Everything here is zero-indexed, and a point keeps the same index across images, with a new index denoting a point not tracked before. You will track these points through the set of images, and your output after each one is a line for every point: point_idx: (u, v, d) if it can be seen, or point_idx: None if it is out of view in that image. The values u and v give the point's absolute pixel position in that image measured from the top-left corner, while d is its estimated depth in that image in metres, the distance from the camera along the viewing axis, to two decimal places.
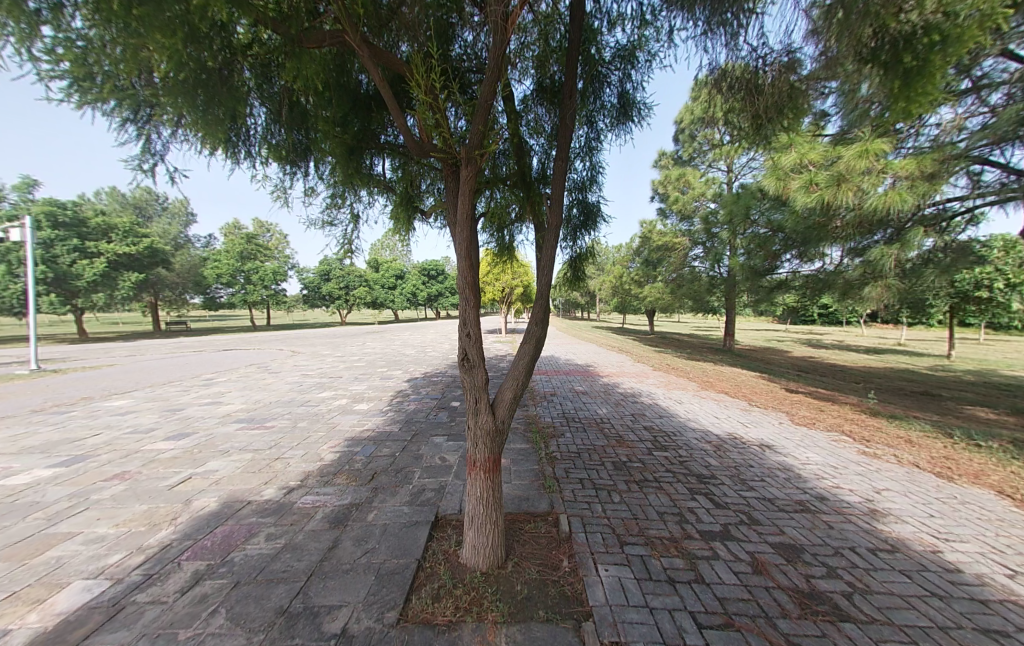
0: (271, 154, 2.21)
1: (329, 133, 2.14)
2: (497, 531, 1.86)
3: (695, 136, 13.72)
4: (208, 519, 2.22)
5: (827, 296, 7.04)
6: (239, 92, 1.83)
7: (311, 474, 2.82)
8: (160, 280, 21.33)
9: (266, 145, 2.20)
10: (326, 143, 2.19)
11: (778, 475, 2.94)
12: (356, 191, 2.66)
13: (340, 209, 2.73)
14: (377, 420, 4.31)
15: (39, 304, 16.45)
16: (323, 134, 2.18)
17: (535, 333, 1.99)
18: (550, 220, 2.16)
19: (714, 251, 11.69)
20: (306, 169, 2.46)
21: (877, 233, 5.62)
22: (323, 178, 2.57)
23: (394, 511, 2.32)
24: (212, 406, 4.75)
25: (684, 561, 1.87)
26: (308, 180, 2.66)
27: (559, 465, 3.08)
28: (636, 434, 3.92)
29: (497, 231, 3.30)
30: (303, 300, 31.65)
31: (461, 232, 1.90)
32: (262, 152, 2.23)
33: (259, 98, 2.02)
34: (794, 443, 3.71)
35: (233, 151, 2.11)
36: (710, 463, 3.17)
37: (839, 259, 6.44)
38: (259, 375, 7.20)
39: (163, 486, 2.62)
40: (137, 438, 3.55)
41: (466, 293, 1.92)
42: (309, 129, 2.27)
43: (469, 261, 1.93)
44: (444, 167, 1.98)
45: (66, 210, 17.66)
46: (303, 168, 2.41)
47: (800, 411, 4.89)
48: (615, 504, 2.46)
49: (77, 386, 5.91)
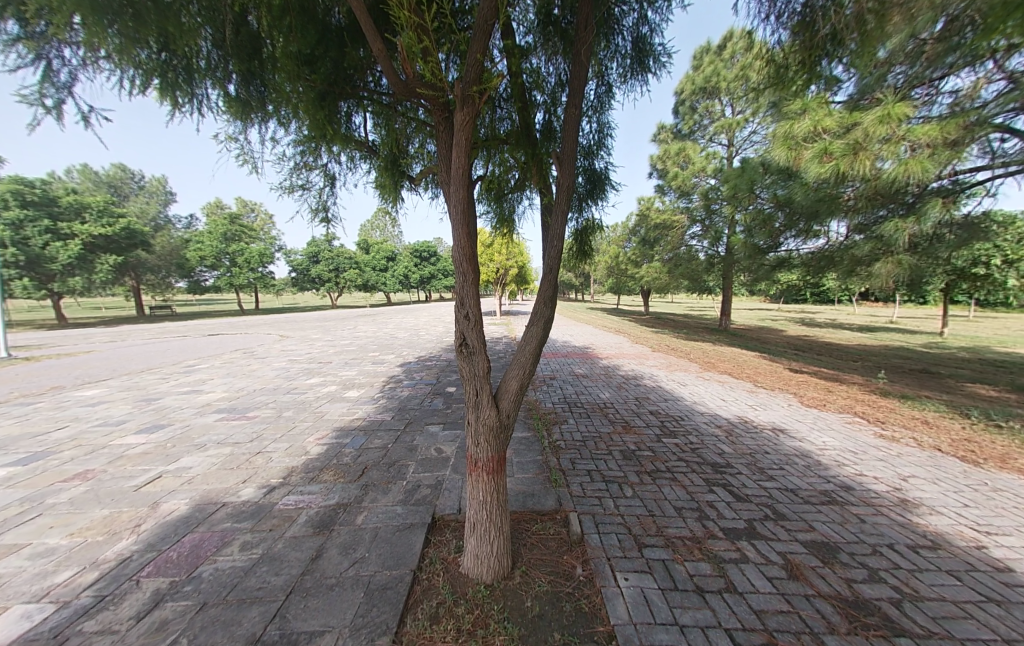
0: (231, 107, 1.84)
1: (292, 75, 1.72)
2: (502, 538, 1.64)
3: (695, 108, 13.06)
4: (176, 525, 1.96)
5: (831, 273, 6.84)
6: (183, 24, 1.45)
7: (295, 471, 2.57)
8: (140, 262, 20.45)
9: (222, 95, 1.82)
10: (293, 93, 1.80)
11: (797, 463, 2.78)
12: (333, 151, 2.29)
13: (313, 172, 2.37)
14: (368, 408, 4.06)
15: (13, 288, 15.64)
16: (285, 78, 1.77)
17: (543, 315, 1.71)
18: (561, 180, 1.82)
19: (713, 229, 11.26)
20: (272, 124, 2.07)
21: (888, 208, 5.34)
22: (291, 132, 2.19)
23: (385, 512, 2.09)
24: (192, 395, 4.45)
25: (712, 567, 1.68)
26: (272, 137, 2.28)
27: (564, 455, 2.88)
28: (642, 419, 3.73)
29: (495, 200, 2.93)
30: (292, 284, 30.87)
31: (456, 189, 1.54)
32: (220, 101, 1.85)
33: (208, 30, 1.61)
34: (807, 426, 3.56)
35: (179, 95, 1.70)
36: (723, 450, 2.99)
37: (845, 235, 6.22)
38: (244, 361, 6.87)
39: (128, 486, 2.34)
40: (106, 431, 3.25)
41: (463, 266, 1.59)
42: (263, 68, 1.85)
43: (464, 225, 1.59)
44: (434, 113, 1.60)
45: (34, 188, 16.54)
46: (268, 123, 2.03)
47: (807, 391, 4.76)
48: (629, 499, 2.25)
49: (47, 374, 5.55)
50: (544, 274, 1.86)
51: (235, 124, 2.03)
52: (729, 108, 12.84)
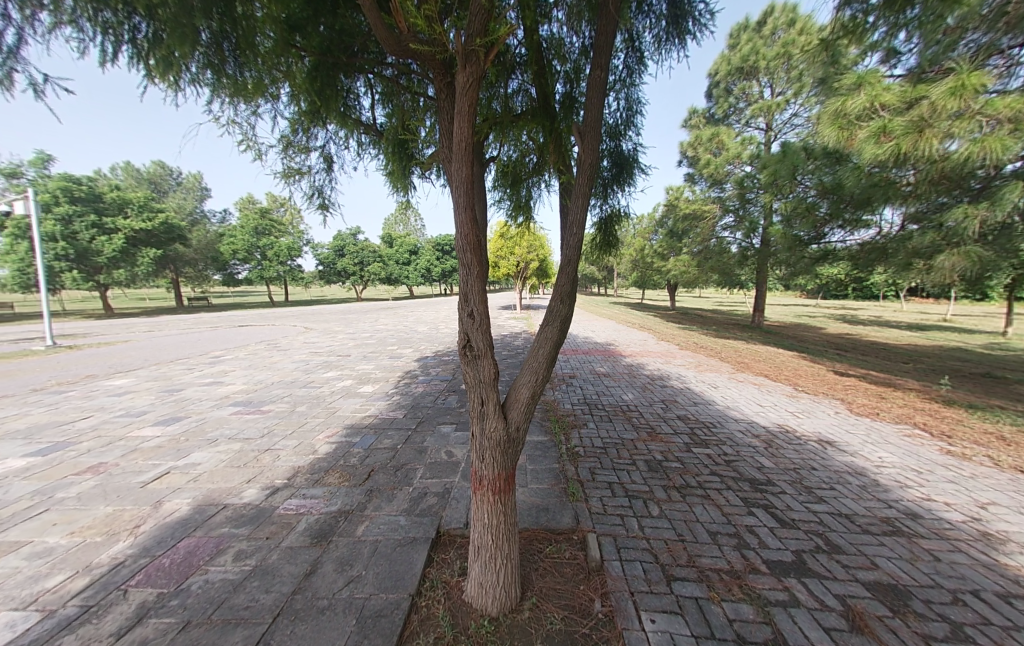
0: (231, 91, 1.70)
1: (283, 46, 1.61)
2: (510, 565, 1.44)
3: (730, 90, 12.19)
4: (174, 528, 1.90)
5: (882, 268, 6.14)
6: None
7: (300, 471, 2.49)
8: (177, 256, 21.55)
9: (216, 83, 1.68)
10: (293, 72, 1.75)
11: (851, 483, 2.43)
12: (332, 127, 2.22)
13: (310, 156, 2.33)
14: (380, 405, 3.97)
15: (64, 279, 16.77)
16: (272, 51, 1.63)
17: (559, 313, 1.50)
18: (583, 155, 1.56)
19: (748, 219, 10.51)
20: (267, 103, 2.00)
21: (961, 195, 4.63)
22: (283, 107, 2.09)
23: (387, 523, 1.94)
24: (212, 387, 4.51)
25: (755, 609, 1.42)
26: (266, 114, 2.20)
27: (582, 464, 2.65)
28: (669, 425, 3.44)
29: (511, 187, 2.70)
30: (318, 277, 31.76)
31: (457, 163, 1.31)
32: (217, 85, 1.70)
33: (208, 22, 1.46)
34: (860, 438, 3.16)
35: (174, 80, 1.59)
36: (763, 464, 2.68)
37: (900, 224, 5.58)
38: (266, 353, 7.00)
39: (136, 482, 2.33)
40: (126, 422, 3.32)
41: (467, 256, 1.38)
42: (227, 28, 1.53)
43: (468, 206, 1.35)
44: (434, 78, 1.39)
45: (82, 185, 17.58)
46: (263, 103, 1.94)
47: (857, 398, 4.29)
48: (654, 518, 2.00)
49: (85, 363, 5.84)
50: (560, 266, 1.62)
51: (232, 107, 1.95)
52: (768, 90, 11.93)
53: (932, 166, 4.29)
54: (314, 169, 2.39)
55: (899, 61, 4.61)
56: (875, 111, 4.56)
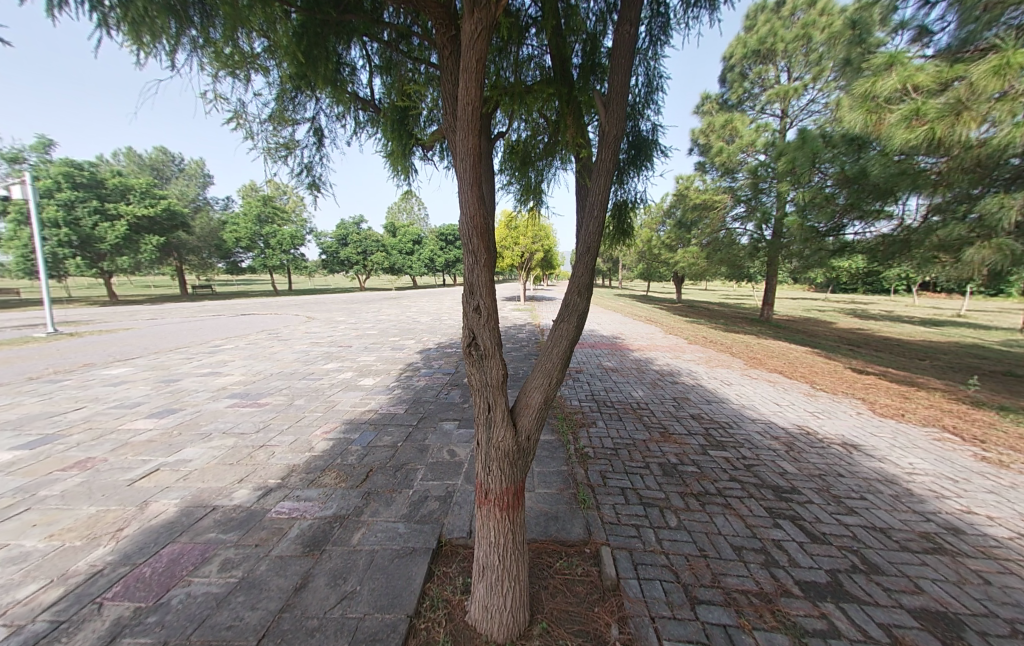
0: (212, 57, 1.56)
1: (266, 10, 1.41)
2: (517, 587, 1.28)
3: (746, 74, 11.64)
4: (159, 534, 1.78)
5: (903, 263, 5.85)
6: None
7: (295, 470, 2.36)
8: (180, 244, 21.49)
9: (197, 50, 1.59)
10: (273, 33, 1.54)
11: (882, 492, 2.26)
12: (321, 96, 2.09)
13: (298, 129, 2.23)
14: (381, 399, 3.83)
15: (67, 266, 16.74)
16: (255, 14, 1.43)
17: (575, 307, 1.33)
18: (606, 125, 1.35)
19: (761, 210, 10.14)
20: (251, 73, 1.87)
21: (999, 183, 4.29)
22: (273, 78, 1.93)
23: (385, 531, 1.80)
24: (209, 378, 4.40)
25: (792, 640, 1.25)
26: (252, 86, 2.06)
27: (593, 467, 2.50)
28: (683, 425, 3.27)
29: (520, 169, 2.49)
30: (321, 266, 31.59)
31: (462, 132, 1.11)
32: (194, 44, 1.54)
33: None
34: (887, 442, 2.97)
35: (149, 43, 1.45)
36: (785, 470, 2.51)
37: (922, 217, 5.31)
38: (266, 343, 6.90)
39: (123, 480, 2.22)
40: (119, 414, 3.22)
41: (473, 242, 1.19)
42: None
43: (475, 182, 1.16)
44: (437, 32, 1.19)
45: (83, 171, 17.42)
46: (249, 72, 1.81)
47: (879, 397, 4.09)
48: (672, 530, 1.85)
49: (84, 351, 5.78)
50: (577, 254, 1.43)
51: (216, 75, 1.84)
52: (786, 73, 11.37)
53: (966, 153, 3.86)
54: (303, 143, 2.30)
55: (932, 39, 4.27)
56: (906, 93, 4.22)
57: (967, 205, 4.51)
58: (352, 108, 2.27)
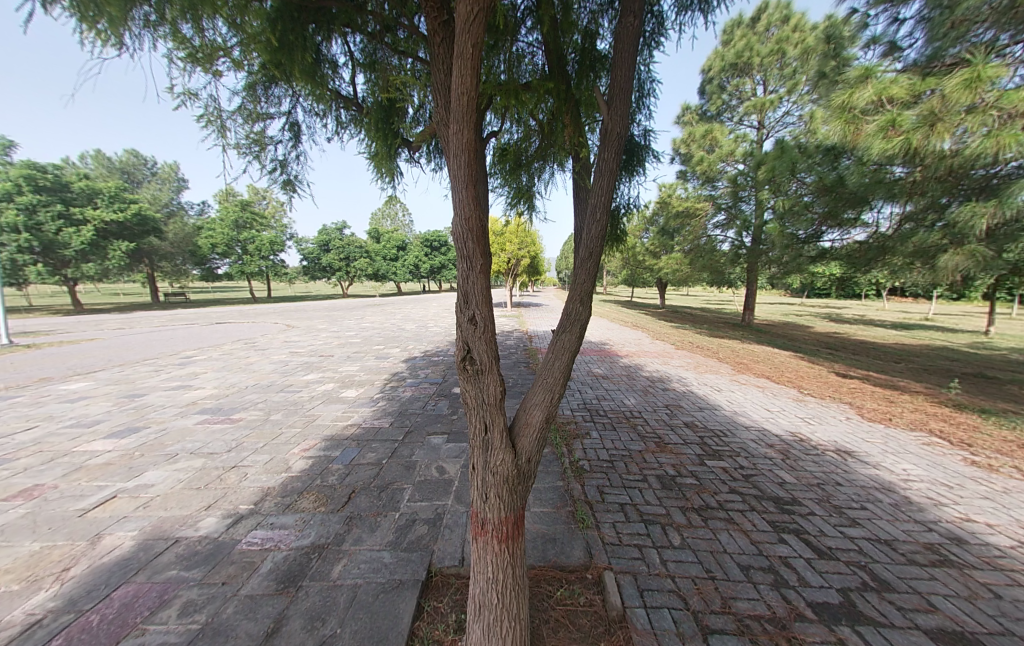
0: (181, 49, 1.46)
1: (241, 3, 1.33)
2: (517, 628, 1.15)
3: (724, 87, 11.99)
4: (111, 573, 1.56)
5: (877, 269, 6.06)
6: None
7: (270, 494, 2.17)
8: (152, 249, 20.58)
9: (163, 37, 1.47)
10: (247, 27, 1.44)
11: (882, 502, 2.24)
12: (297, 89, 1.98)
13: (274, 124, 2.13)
14: (365, 412, 3.65)
15: (28, 273, 15.80)
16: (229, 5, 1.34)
17: (577, 316, 1.24)
18: (609, 124, 1.29)
19: (741, 217, 10.54)
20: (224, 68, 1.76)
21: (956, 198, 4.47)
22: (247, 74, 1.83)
23: (369, 562, 1.64)
24: (178, 392, 4.11)
25: None
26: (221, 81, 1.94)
27: (590, 481, 2.40)
28: (678, 434, 3.22)
29: (513, 170, 2.42)
30: (302, 272, 30.77)
31: (457, 125, 1.01)
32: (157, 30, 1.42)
33: None
34: (879, 448, 2.98)
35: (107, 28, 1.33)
36: (784, 479, 2.47)
37: (892, 224, 5.51)
38: (243, 353, 6.56)
39: (74, 510, 1.98)
40: (74, 434, 2.93)
41: (467, 247, 1.08)
42: None
43: (471, 179, 1.05)
44: (429, 21, 1.10)
45: (47, 173, 16.54)
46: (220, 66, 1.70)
47: (865, 401, 4.15)
48: (677, 551, 1.75)
49: (41, 364, 5.36)
50: (578, 259, 1.34)
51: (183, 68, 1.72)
52: (762, 87, 11.77)
53: (939, 163, 4.02)
54: (280, 141, 2.19)
55: (902, 54, 4.44)
56: (881, 105, 4.37)
57: (935, 214, 4.70)
58: (333, 105, 2.18)
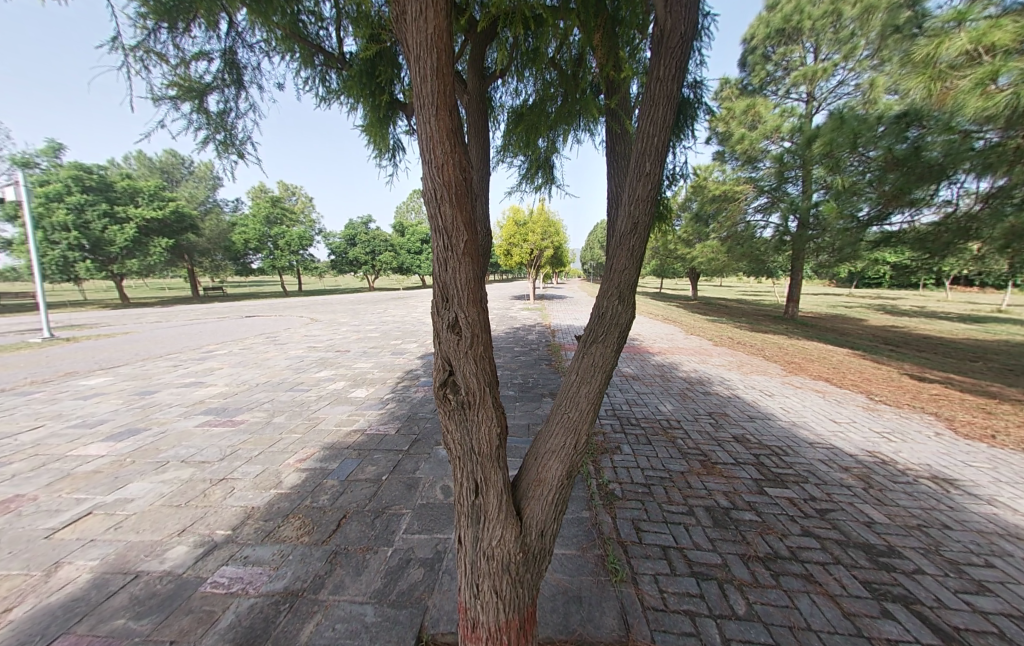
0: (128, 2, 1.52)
1: None
2: None
3: (769, 56, 10.82)
4: (52, 617, 1.30)
5: (955, 258, 5.13)
6: None
7: (251, 518, 1.91)
8: (190, 246, 21.64)
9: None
10: None
11: (1018, 559, 1.67)
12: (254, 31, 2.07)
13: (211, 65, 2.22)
14: (371, 415, 3.38)
15: (78, 269, 16.81)
16: None
17: (615, 319, 0.84)
18: (668, 24, 0.86)
19: (786, 199, 9.49)
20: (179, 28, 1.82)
21: None
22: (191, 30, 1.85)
23: (345, 621, 1.31)
24: (189, 390, 4.02)
25: None
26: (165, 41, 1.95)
27: (623, 514, 1.99)
28: (727, 451, 2.73)
29: (529, 134, 2.01)
30: (329, 267, 31.58)
31: (419, 6, 0.62)
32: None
33: None
34: (988, 477, 2.37)
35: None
36: (872, 520, 1.96)
37: (981, 201, 4.44)
38: (262, 348, 6.54)
39: (42, 530, 1.78)
40: (75, 436, 2.83)
41: (443, 213, 0.67)
42: None
43: (445, 97, 0.65)
44: None
45: (93, 174, 17.64)
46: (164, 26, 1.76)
47: (953, 412, 3.46)
48: (741, 622, 1.32)
49: (72, 358, 5.51)
50: (615, 237, 0.93)
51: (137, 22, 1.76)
52: (814, 54, 10.51)
53: None
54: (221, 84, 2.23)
55: None
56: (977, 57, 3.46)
57: None
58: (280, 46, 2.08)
